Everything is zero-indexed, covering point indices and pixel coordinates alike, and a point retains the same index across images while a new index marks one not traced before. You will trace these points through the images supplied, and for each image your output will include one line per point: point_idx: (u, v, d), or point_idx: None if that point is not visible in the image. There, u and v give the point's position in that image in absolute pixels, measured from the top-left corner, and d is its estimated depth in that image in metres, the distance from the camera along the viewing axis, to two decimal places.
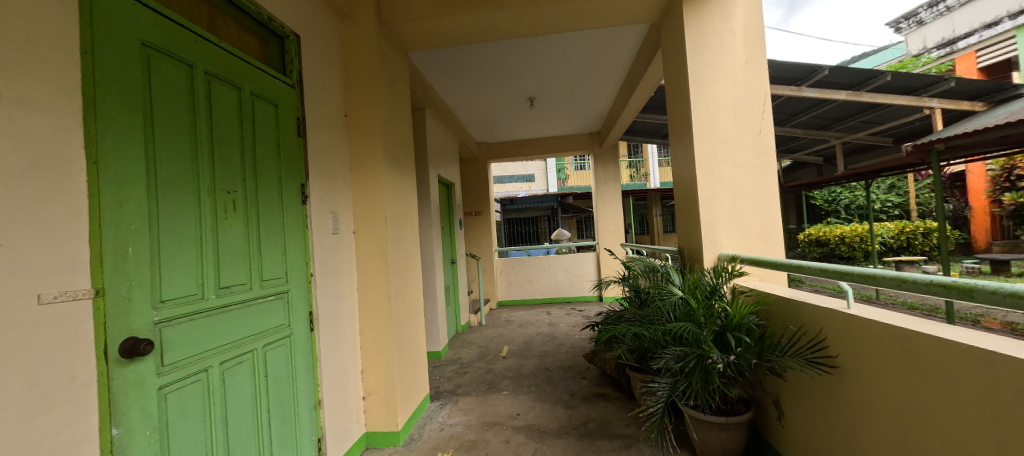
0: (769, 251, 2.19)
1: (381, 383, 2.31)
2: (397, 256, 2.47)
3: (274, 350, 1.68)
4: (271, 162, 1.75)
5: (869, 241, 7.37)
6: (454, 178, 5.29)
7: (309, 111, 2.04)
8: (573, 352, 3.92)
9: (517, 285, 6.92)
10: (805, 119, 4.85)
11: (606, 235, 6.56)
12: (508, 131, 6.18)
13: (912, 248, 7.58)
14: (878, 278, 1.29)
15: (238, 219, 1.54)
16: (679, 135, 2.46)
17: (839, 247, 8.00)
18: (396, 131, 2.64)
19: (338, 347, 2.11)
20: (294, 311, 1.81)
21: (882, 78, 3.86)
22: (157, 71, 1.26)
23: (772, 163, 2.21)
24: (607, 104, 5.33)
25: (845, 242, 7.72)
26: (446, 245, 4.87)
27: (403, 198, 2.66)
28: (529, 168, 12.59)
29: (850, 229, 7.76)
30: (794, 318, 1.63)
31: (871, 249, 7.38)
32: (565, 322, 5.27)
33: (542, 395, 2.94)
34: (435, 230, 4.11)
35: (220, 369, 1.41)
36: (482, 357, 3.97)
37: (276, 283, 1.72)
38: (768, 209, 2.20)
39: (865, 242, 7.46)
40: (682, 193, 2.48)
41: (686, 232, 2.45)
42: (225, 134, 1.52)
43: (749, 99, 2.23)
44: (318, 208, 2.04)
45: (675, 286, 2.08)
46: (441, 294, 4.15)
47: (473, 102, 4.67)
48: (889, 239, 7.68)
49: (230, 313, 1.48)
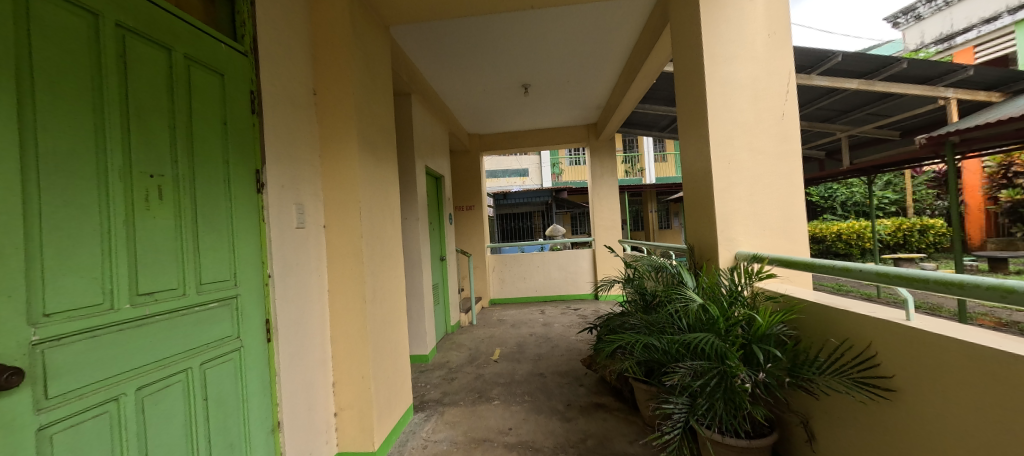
0: (792, 249, 1.95)
1: (354, 397, 2.04)
2: (375, 254, 2.19)
3: (217, 367, 1.39)
4: (213, 141, 1.45)
5: (867, 237, 7.25)
6: (444, 170, 4.99)
7: (266, 85, 1.74)
8: (568, 355, 3.68)
9: (509, 283, 6.67)
10: (810, 111, 4.64)
11: (602, 231, 6.33)
12: (501, 122, 5.88)
13: (909, 245, 7.48)
14: (966, 285, 1.04)
15: (167, 209, 1.25)
16: (690, 120, 2.21)
17: (837, 244, 7.87)
18: (374, 114, 2.35)
19: (303, 358, 1.83)
20: (246, 320, 1.53)
21: (898, 65, 3.64)
22: (41, 16, 0.96)
23: (796, 150, 1.96)
24: (604, 93, 5.06)
25: (843, 239, 7.60)
26: (435, 241, 4.59)
27: (382, 189, 2.37)
28: (523, 163, 12.31)
29: (848, 226, 7.65)
30: (833, 328, 1.38)
31: (869, 246, 7.26)
32: (560, 322, 5.04)
33: (537, 405, 2.69)
34: (422, 225, 3.83)
35: (141, 395, 1.13)
36: (472, 361, 3.72)
37: (220, 286, 1.43)
38: (791, 202, 1.95)
39: (864, 238, 7.34)
40: (693, 184, 2.23)
41: (696, 227, 2.20)
42: (148, 104, 1.22)
43: (770, 78, 1.98)
44: (279, 198, 1.75)
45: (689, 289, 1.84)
46: (429, 293, 3.88)
47: (462, 88, 4.37)
48: (887, 236, 7.57)
49: (155, 325, 1.19)
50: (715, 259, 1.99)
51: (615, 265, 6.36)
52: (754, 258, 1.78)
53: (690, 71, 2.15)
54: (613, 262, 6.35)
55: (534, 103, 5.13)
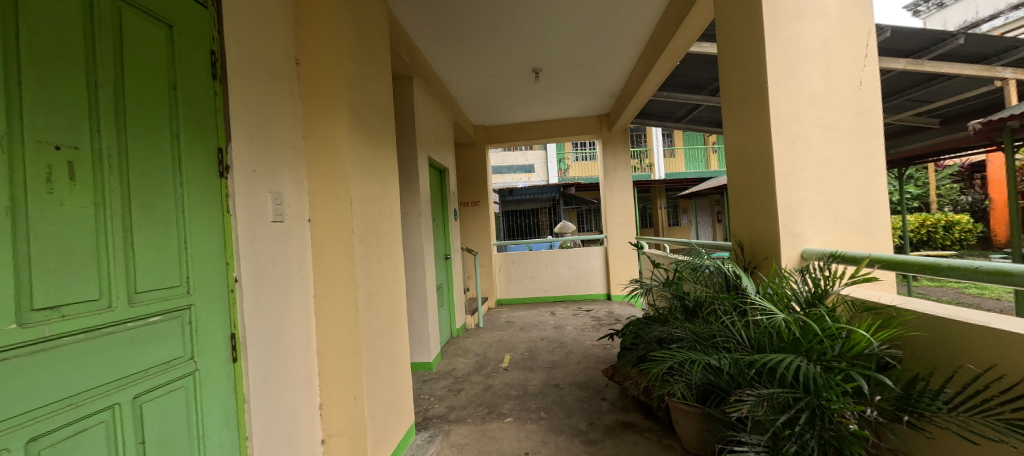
0: (871, 246, 1.61)
1: (345, 421, 1.73)
2: (370, 254, 1.87)
3: (159, 400, 1.08)
4: (157, 111, 1.13)
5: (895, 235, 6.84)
6: (448, 163, 4.66)
7: (232, 46, 1.41)
8: (585, 364, 3.35)
9: (516, 282, 6.35)
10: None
11: (614, 228, 5.99)
12: (507, 112, 5.55)
13: (933, 242, 7.01)
14: None
15: (82, 194, 0.93)
16: (737, 94, 1.86)
17: None
18: (370, 91, 2.02)
19: (281, 379, 1.52)
20: (200, 338, 1.21)
21: (954, 41, 3.22)
22: None
23: (876, 126, 1.61)
24: (619, 79, 4.72)
25: None
26: (439, 238, 4.28)
27: (378, 177, 2.04)
28: (529, 158, 11.95)
29: None
30: (960, 349, 1.05)
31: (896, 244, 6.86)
32: (572, 325, 4.71)
33: (555, 424, 2.37)
34: (424, 220, 3.51)
35: (34, 448, 0.82)
36: (479, 369, 3.40)
37: (166, 295, 1.12)
38: (871, 188, 1.61)
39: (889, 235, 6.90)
40: (740, 169, 1.89)
41: (746, 220, 1.86)
42: (55, 51, 0.90)
43: (844, 39, 1.64)
44: (249, 184, 1.42)
45: (749, 294, 1.49)
46: (432, 294, 3.56)
47: (467, 71, 4.05)
48: (912, 233, 7.17)
49: (65, 351, 0.88)
50: (775, 258, 1.65)
51: (628, 264, 6.03)
52: (833, 257, 1.39)
53: (739, 35, 1.81)
54: (626, 260, 6.01)
55: (544, 90, 4.79)
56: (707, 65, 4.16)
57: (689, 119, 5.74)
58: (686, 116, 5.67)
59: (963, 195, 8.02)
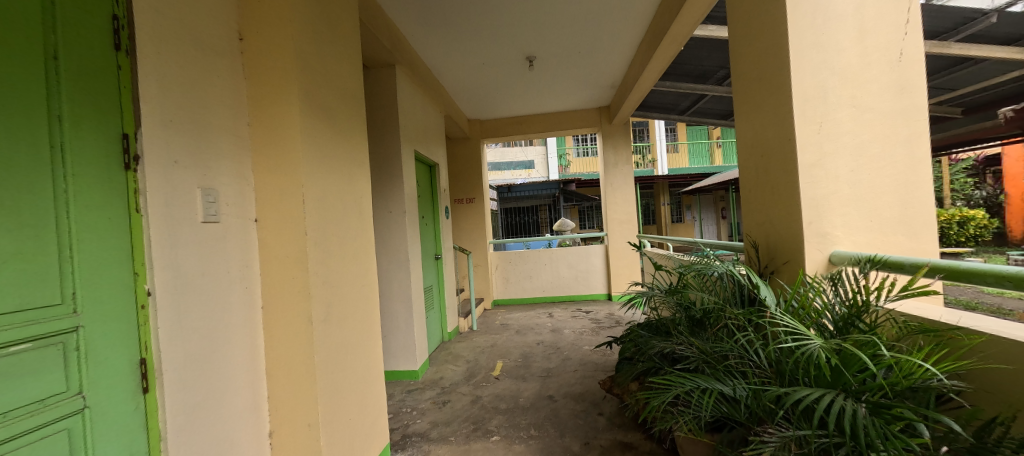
0: (914, 248, 1.35)
1: (299, 451, 1.51)
2: (329, 259, 1.63)
3: (23, 450, 0.86)
4: (26, 88, 0.90)
5: None
6: (439, 158, 4.41)
7: (146, 13, 1.17)
8: (583, 372, 3.11)
9: (514, 282, 6.11)
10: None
11: (615, 225, 5.73)
12: (502, 105, 5.29)
13: (947, 239, 6.68)
14: None
15: None
16: (752, 74, 1.61)
17: None
18: (334, 73, 1.77)
19: (213, 408, 1.29)
20: (91, 369, 0.99)
21: (986, 21, 2.89)
22: None
23: (920, 106, 1.35)
24: (619, 68, 4.44)
25: None
26: (429, 237, 4.04)
27: (342, 172, 1.79)
28: (529, 154, 11.67)
29: None
30: None
31: None
32: (570, 328, 4.47)
33: (546, 444, 2.14)
34: (410, 219, 3.27)
35: None
36: (469, 377, 3.18)
37: (39, 318, 0.89)
38: (915, 179, 1.35)
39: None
40: (754, 159, 1.64)
41: (761, 218, 1.61)
42: None
43: (882, 3, 1.38)
44: (168, 180, 1.19)
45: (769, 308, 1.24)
46: (418, 298, 3.32)
47: (455, 60, 3.80)
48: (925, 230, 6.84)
49: None
50: (799, 262, 1.39)
51: (630, 263, 5.77)
52: (874, 264, 1.12)
53: (754, 2, 1.55)
54: (628, 260, 5.75)
55: (539, 81, 4.52)
56: (713, 50, 3.89)
57: (694, 110, 5.46)
58: (691, 108, 5.39)
59: (978, 189, 7.66)
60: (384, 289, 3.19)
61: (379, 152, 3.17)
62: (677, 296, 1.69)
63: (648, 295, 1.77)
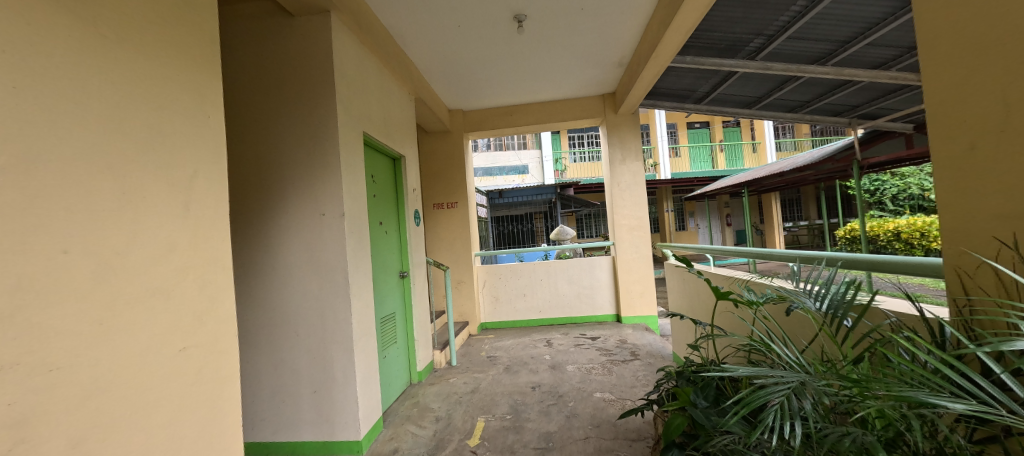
0: None
1: None
2: (33, 308, 0.69)
3: None
4: None
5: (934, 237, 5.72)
6: (408, 150, 3.51)
7: None
8: (596, 442, 2.16)
9: (504, 301, 5.17)
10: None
11: (622, 234, 4.84)
12: (488, 91, 4.44)
13: None
14: None
15: None
16: None
17: (892, 245, 6.44)
18: None
19: None
20: None
21: None
22: None
23: None
24: (631, 38, 3.60)
25: (900, 239, 6.18)
26: (392, 250, 3.13)
27: (125, 123, 0.87)
28: (523, 158, 10.78)
29: (906, 222, 6.17)
30: None
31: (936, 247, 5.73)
32: (574, 363, 3.50)
33: None
34: (353, 225, 2.33)
35: None
36: (433, 453, 2.19)
37: None
38: None
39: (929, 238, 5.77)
40: (993, 85, 0.75)
41: (1015, 205, 0.72)
42: None
43: None
44: None
45: None
46: (368, 337, 2.37)
47: (423, 20, 2.91)
48: None
49: None
50: None
51: (642, 278, 4.82)
52: None
53: None
54: (639, 275, 4.83)
55: (532, 55, 3.67)
56: (750, 7, 3.05)
57: (714, 96, 4.68)
58: (711, 93, 4.60)
59: None
60: (313, 327, 2.23)
61: (307, 132, 2.25)
62: (835, 394, 0.83)
63: (764, 393, 0.89)
